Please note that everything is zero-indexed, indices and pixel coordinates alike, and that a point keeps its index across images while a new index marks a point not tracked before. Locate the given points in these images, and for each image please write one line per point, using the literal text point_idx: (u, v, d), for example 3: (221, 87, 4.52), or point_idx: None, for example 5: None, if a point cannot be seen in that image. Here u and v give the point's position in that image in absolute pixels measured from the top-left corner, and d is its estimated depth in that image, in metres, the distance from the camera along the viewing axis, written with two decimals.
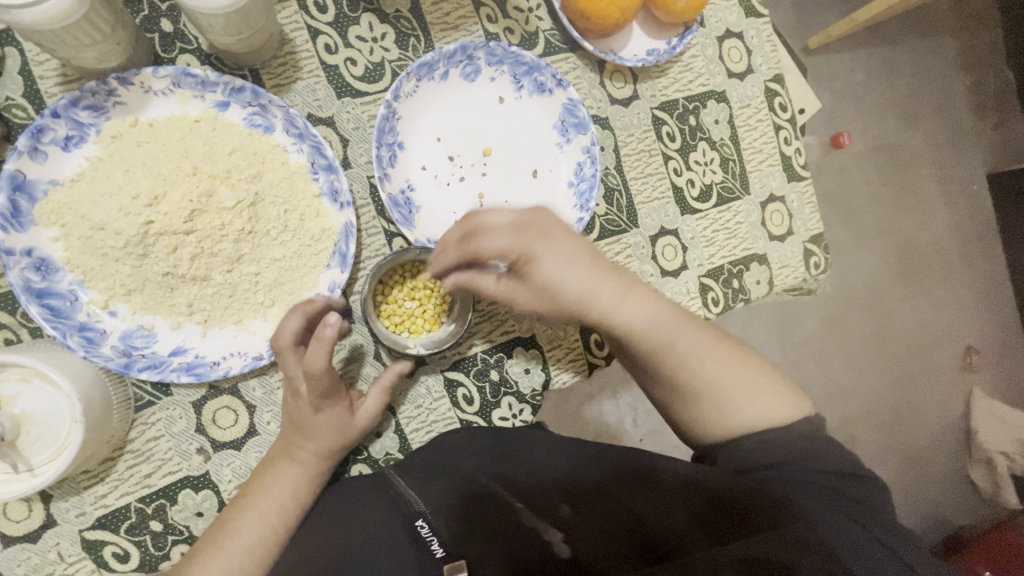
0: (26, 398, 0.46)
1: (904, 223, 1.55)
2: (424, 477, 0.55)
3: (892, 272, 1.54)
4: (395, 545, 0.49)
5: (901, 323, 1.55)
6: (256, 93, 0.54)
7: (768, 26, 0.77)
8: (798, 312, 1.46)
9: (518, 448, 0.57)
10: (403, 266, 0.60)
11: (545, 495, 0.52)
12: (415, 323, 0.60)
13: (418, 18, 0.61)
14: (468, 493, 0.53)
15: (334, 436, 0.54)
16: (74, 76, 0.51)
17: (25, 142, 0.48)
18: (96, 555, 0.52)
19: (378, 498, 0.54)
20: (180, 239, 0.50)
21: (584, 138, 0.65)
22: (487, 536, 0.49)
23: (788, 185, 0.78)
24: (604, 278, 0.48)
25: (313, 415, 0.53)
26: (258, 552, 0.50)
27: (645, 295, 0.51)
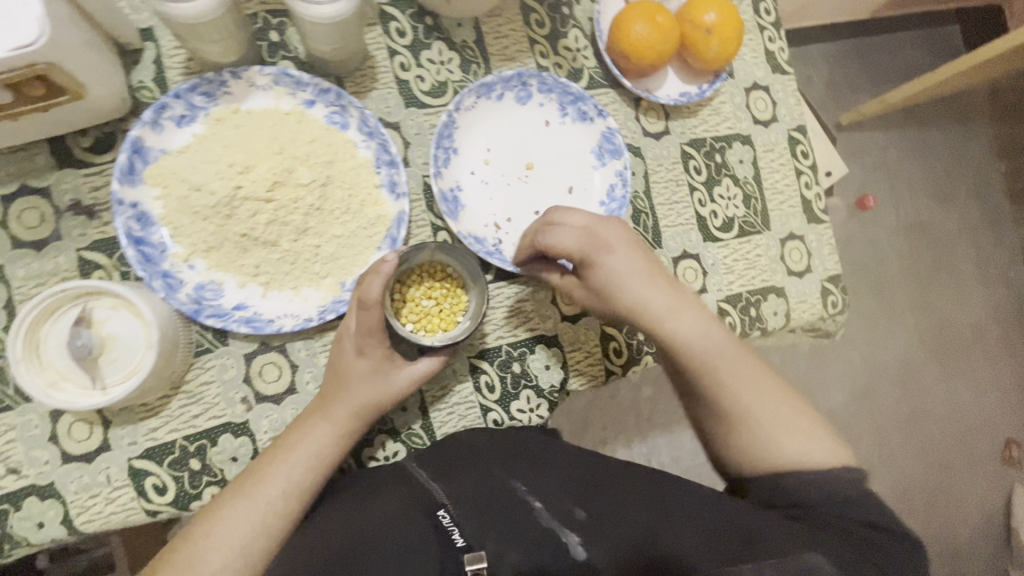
0: (113, 323, 0.52)
1: (931, 300, 1.55)
2: (448, 470, 0.59)
3: (922, 349, 1.53)
4: (414, 525, 0.52)
5: (932, 404, 1.52)
6: (340, 95, 0.63)
7: (793, 83, 0.84)
8: (821, 380, 1.47)
9: (538, 453, 0.62)
10: (422, 268, 0.65)
11: (563, 502, 0.55)
12: (431, 321, 0.65)
13: (481, 49, 0.71)
14: (492, 492, 0.56)
15: (371, 388, 0.59)
16: (195, 69, 0.62)
17: (150, 114, 0.58)
18: (139, 484, 0.57)
19: (399, 484, 0.58)
20: (260, 206, 0.59)
21: (617, 162, 0.72)
22: (504, 533, 0.51)
23: (808, 226, 0.83)
24: (654, 284, 0.60)
25: (354, 358, 0.59)
26: (280, 503, 0.55)
27: (694, 306, 0.61)
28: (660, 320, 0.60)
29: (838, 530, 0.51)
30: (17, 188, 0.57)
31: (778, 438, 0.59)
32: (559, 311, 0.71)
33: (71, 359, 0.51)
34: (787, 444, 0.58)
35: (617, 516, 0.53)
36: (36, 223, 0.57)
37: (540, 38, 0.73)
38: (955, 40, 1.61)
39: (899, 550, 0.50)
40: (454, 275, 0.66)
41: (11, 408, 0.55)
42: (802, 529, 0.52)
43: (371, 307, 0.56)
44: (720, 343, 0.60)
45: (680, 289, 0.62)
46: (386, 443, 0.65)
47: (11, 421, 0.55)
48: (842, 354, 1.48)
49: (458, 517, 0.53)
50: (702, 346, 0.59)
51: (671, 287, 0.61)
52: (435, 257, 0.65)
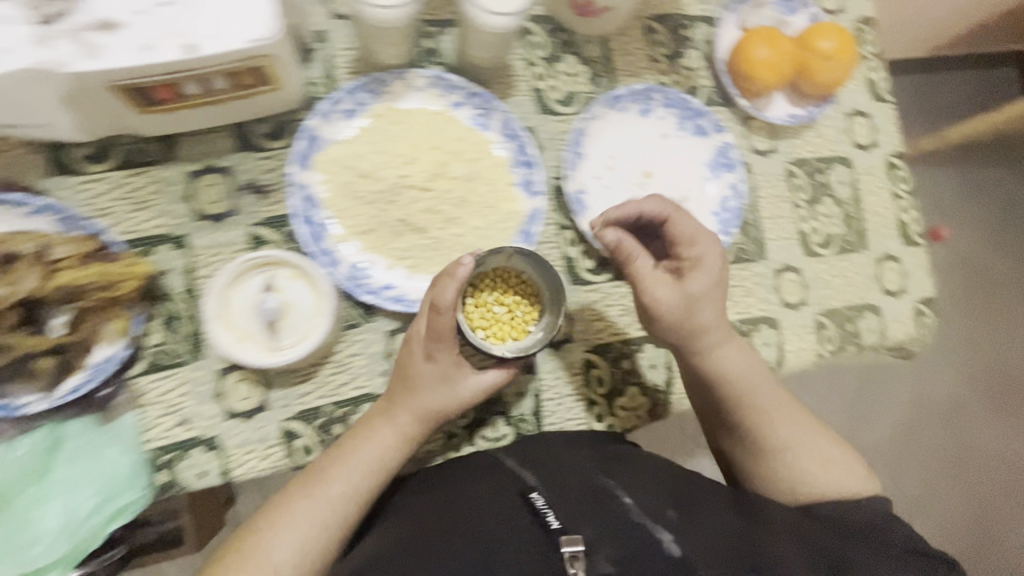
0: (291, 291, 0.58)
1: (985, 341, 1.54)
2: (540, 465, 0.62)
3: (972, 390, 1.52)
4: (509, 516, 0.55)
5: (981, 445, 1.51)
6: (487, 99, 0.69)
7: (894, 110, 0.87)
8: (871, 415, 1.46)
9: (624, 457, 0.64)
10: (495, 272, 0.67)
11: (652, 503, 0.56)
12: (502, 327, 0.66)
13: (608, 64, 0.76)
14: (584, 487, 0.58)
15: (438, 394, 0.61)
16: (360, 68, 0.68)
17: (326, 106, 0.64)
18: (290, 443, 0.61)
19: (488, 479, 0.61)
20: (419, 194, 0.65)
21: (731, 176, 0.77)
22: (600, 525, 0.52)
23: (904, 248, 0.85)
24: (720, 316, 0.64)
25: (423, 362, 0.60)
26: (341, 503, 0.58)
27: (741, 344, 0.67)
28: (711, 355, 0.64)
29: (894, 552, 0.55)
30: (204, 165, 0.63)
31: (797, 461, 0.65)
32: None
33: (252, 323, 0.57)
34: (816, 472, 0.65)
35: (706, 521, 0.55)
36: (218, 198, 0.63)
37: (662, 56, 0.78)
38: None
39: (946, 570, 0.54)
40: (528, 284, 0.67)
41: (185, 363, 0.60)
42: (875, 555, 0.53)
43: (443, 312, 0.57)
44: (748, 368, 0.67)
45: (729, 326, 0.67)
46: (500, 425, 0.69)
47: (184, 376, 0.60)
48: (892, 387, 1.48)
49: (551, 502, 0.55)
50: (742, 371, 0.66)
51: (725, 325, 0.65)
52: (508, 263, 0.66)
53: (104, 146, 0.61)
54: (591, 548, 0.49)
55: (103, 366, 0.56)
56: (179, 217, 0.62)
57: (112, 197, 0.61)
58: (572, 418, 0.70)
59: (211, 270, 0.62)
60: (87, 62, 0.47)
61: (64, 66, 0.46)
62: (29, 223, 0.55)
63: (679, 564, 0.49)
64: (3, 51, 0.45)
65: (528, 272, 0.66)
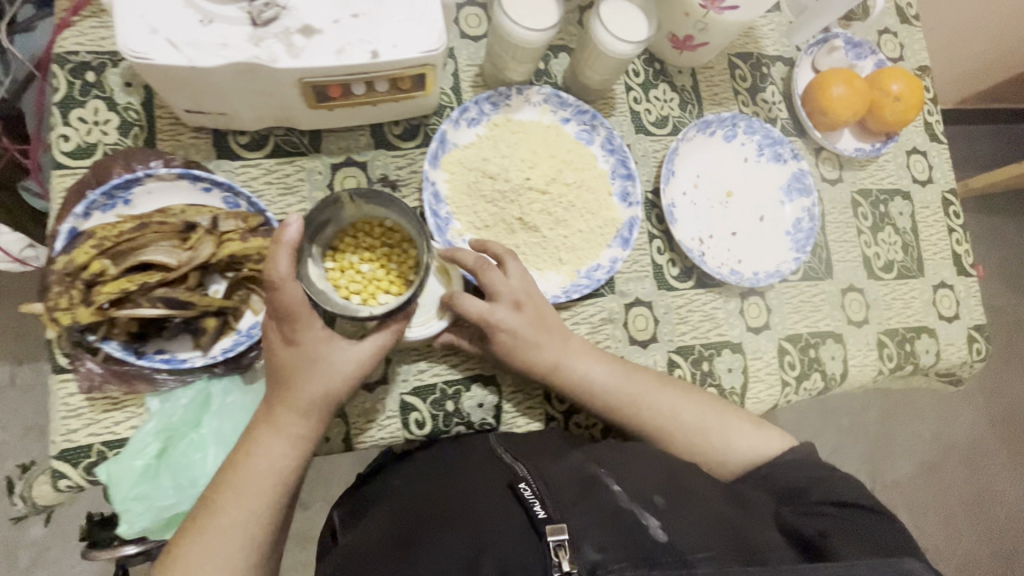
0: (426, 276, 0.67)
1: (1005, 386, 1.59)
2: (525, 456, 0.59)
3: (992, 434, 1.56)
4: (500, 504, 0.53)
5: (999, 491, 1.54)
6: (594, 117, 0.76)
7: (948, 152, 0.95)
8: (893, 453, 1.50)
9: (613, 447, 0.62)
10: (351, 229, 0.62)
11: (638, 489, 0.53)
12: (379, 285, 0.63)
13: (695, 93, 0.84)
14: (570, 473, 0.55)
15: (309, 379, 0.55)
16: (482, 84, 0.76)
17: (456, 115, 0.71)
18: (405, 416, 0.67)
19: (478, 469, 0.59)
20: (537, 196, 0.71)
21: (805, 200, 0.83)
22: (586, 508, 0.50)
23: (957, 278, 0.91)
24: (548, 339, 0.65)
25: (285, 347, 0.55)
26: (250, 523, 0.53)
27: (583, 350, 0.67)
28: (570, 368, 0.65)
29: (854, 516, 0.53)
30: (343, 159, 0.70)
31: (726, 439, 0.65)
32: (745, 322, 0.80)
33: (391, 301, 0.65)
34: (714, 439, 0.65)
35: (690, 509, 0.51)
36: None
37: (743, 90, 0.86)
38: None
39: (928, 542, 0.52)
40: (391, 232, 0.63)
41: None
42: (851, 533, 0.51)
43: (285, 287, 0.52)
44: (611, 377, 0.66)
45: (566, 337, 0.66)
46: (590, 415, 0.72)
47: None
48: (912, 425, 1.52)
49: (542, 492, 0.51)
50: (602, 382, 0.66)
51: (554, 333, 0.65)
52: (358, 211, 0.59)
53: (260, 136, 0.68)
54: (577, 539, 0.46)
55: (252, 331, 0.61)
56: None
57: (263, 181, 0.67)
58: None
59: None
60: (289, 60, 0.54)
61: (272, 62, 0.53)
62: (203, 197, 0.61)
63: (662, 551, 0.46)
64: (223, 46, 0.52)
65: (387, 219, 0.61)
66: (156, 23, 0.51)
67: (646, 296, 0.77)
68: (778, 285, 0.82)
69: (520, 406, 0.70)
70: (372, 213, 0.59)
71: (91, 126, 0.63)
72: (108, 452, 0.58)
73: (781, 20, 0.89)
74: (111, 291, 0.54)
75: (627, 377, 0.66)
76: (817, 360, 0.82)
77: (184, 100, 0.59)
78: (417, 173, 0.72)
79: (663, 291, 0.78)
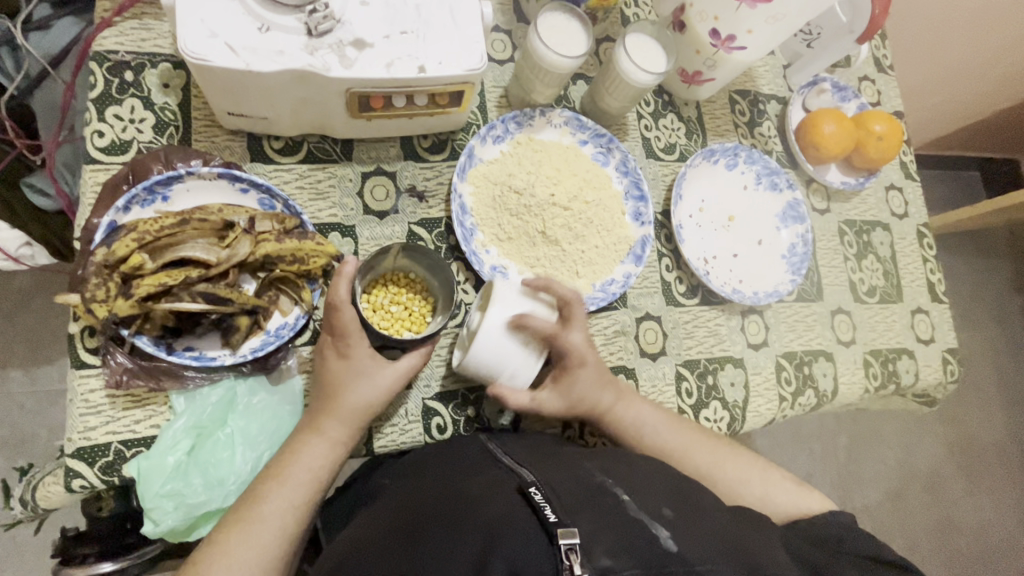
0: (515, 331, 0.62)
1: (967, 415, 1.67)
2: (534, 460, 0.55)
3: (954, 461, 1.64)
4: (504, 500, 0.47)
5: (961, 516, 1.61)
6: (610, 141, 0.80)
7: (921, 189, 1.04)
8: (862, 478, 1.57)
9: (628, 455, 0.58)
10: (382, 276, 0.65)
11: (646, 499, 0.48)
12: (403, 323, 0.64)
13: (700, 124, 0.90)
14: (580, 478, 0.50)
15: (357, 389, 0.58)
16: (506, 105, 0.80)
17: (484, 131, 0.75)
18: (427, 420, 0.68)
19: (482, 468, 0.54)
20: (559, 211, 0.74)
21: (799, 227, 0.89)
22: (595, 515, 0.44)
23: (932, 304, 0.99)
24: (607, 387, 0.67)
25: (336, 360, 0.59)
26: (276, 525, 0.53)
27: (639, 399, 0.70)
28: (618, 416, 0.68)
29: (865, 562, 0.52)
30: (373, 168, 0.72)
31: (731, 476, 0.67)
32: (746, 339, 0.84)
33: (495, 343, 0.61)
34: (749, 485, 0.67)
35: (702, 522, 0.47)
36: (382, 198, 0.72)
37: (742, 123, 0.93)
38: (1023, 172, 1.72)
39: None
40: (415, 278, 0.66)
41: None
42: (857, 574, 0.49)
43: (343, 307, 0.57)
44: (662, 424, 0.68)
45: (625, 385, 0.69)
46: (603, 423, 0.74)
47: None
48: (878, 451, 1.59)
49: (548, 493, 0.46)
50: (654, 430, 0.68)
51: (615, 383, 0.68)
52: (397, 262, 0.64)
53: (294, 142, 0.69)
54: (589, 544, 0.40)
55: (281, 332, 0.61)
56: (349, 210, 0.70)
57: (294, 186, 0.69)
58: None
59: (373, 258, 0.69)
60: (341, 70, 0.56)
61: (325, 71, 0.56)
62: (240, 197, 0.62)
63: (676, 566, 0.41)
64: (279, 53, 0.55)
65: (415, 267, 0.65)
66: (216, 28, 0.54)
67: (656, 311, 0.81)
68: (775, 305, 0.88)
69: (539, 413, 0.72)
70: (410, 265, 0.65)
71: (127, 124, 0.64)
72: (127, 451, 0.57)
73: (775, 62, 0.97)
74: (151, 285, 0.54)
75: (675, 427, 0.69)
76: (811, 378, 0.87)
77: (230, 103, 0.61)
78: (444, 185, 0.74)
79: (671, 307, 0.81)
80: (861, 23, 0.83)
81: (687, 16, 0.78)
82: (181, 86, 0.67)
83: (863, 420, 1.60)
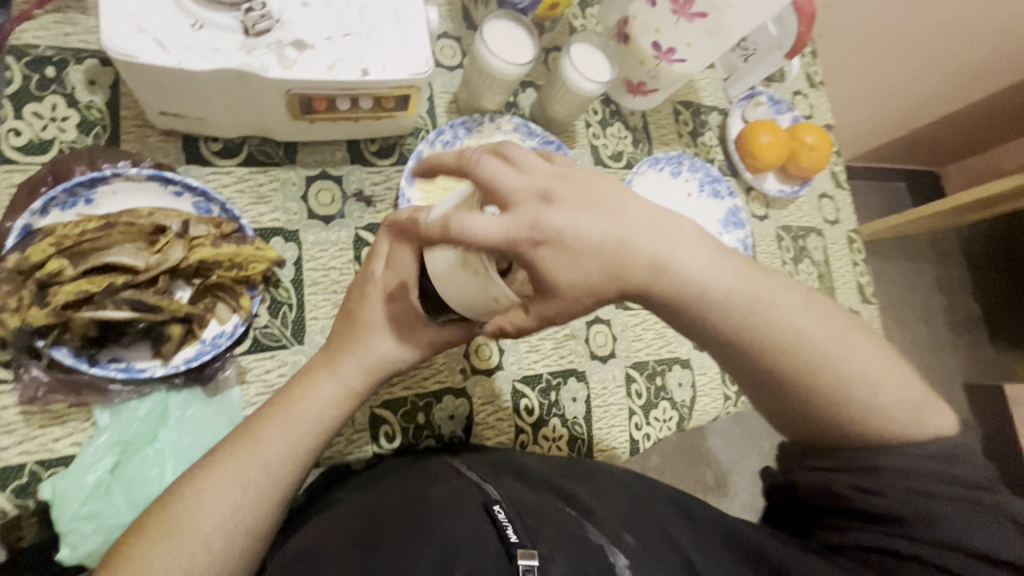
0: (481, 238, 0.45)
1: None
2: (502, 480, 0.55)
3: None
4: (467, 521, 0.46)
5: None
6: (559, 147, 0.81)
7: (850, 198, 1.10)
8: None
9: (592, 478, 0.58)
10: None
11: (611, 526, 0.48)
12: None
13: (645, 133, 0.93)
14: (545, 504, 0.49)
15: (388, 344, 0.54)
16: (456, 110, 0.80)
17: (432, 136, 0.74)
18: (375, 429, 0.67)
19: (446, 485, 0.52)
20: None
21: (740, 232, 0.93)
22: (558, 540, 0.44)
23: (862, 305, 1.05)
24: (604, 214, 0.42)
25: (379, 305, 0.54)
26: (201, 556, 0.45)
27: (692, 237, 0.45)
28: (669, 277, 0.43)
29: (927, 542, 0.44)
30: (318, 172, 0.70)
31: (885, 404, 0.47)
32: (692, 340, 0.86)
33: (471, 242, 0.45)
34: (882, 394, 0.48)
35: (664, 546, 0.47)
36: (328, 202, 0.70)
37: (685, 133, 0.97)
38: (943, 183, 1.85)
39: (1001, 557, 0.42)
40: None
41: (286, 346, 0.63)
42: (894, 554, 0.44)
43: (406, 242, 0.51)
44: (725, 278, 0.44)
45: (654, 216, 0.44)
46: (555, 427, 0.75)
47: (283, 358, 0.63)
48: None
49: (513, 516, 0.45)
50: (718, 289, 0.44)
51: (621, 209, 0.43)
52: None
53: (233, 145, 0.67)
54: (545, 564, 0.40)
55: (217, 340, 0.59)
56: (293, 214, 0.68)
57: (233, 189, 0.66)
58: (618, 424, 0.78)
59: (317, 264, 0.67)
60: (280, 71, 0.55)
61: (263, 71, 0.55)
62: (173, 201, 0.60)
63: None
64: (214, 52, 0.53)
65: None
66: (145, 23, 0.52)
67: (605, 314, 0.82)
68: None
69: (491, 419, 0.72)
70: None
71: (48, 122, 0.61)
72: (43, 472, 0.53)
73: (716, 76, 1.02)
74: (70, 293, 0.51)
75: (745, 283, 0.45)
76: None
77: (162, 102, 0.58)
78: (392, 190, 0.73)
79: (620, 310, 0.83)
80: (789, 40, 0.88)
81: (631, 28, 0.80)
82: (109, 84, 0.63)
83: None
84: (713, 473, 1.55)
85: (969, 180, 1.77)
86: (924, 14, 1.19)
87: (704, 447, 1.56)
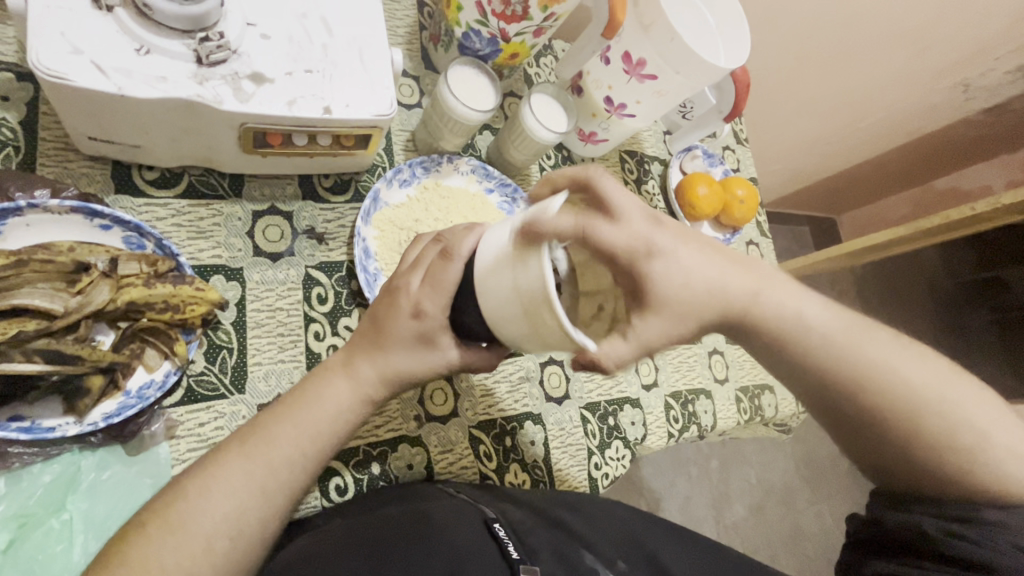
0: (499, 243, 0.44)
1: (809, 435, 1.91)
2: (502, 500, 0.60)
3: (800, 477, 1.85)
4: (473, 536, 0.50)
5: (809, 525, 1.81)
6: (515, 190, 0.81)
7: (772, 245, 1.20)
8: (731, 496, 1.73)
9: (575, 500, 0.64)
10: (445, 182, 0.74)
11: (604, 553, 0.54)
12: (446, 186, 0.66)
13: None
14: (543, 525, 0.55)
15: (413, 358, 0.50)
16: (413, 150, 0.79)
17: (390, 174, 0.72)
18: (325, 483, 0.62)
19: (450, 500, 0.56)
20: None
21: None
22: (557, 561, 0.50)
23: None
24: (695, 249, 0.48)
25: (410, 321, 0.49)
26: None
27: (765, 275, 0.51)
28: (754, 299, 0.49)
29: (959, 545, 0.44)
30: (266, 207, 0.66)
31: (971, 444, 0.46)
32: (640, 380, 0.89)
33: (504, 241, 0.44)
34: (946, 407, 0.48)
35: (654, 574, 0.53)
36: (276, 238, 0.66)
37: (630, 180, 1.02)
38: (840, 229, 2.07)
39: None
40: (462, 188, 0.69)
41: (224, 396, 0.58)
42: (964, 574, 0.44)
43: (454, 259, 0.47)
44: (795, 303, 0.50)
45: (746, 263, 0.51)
46: (514, 473, 0.74)
47: (220, 409, 0.57)
48: (742, 471, 1.77)
49: (513, 535, 0.51)
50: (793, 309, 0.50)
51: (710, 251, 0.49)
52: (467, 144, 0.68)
53: (171, 174, 0.62)
54: None
55: (144, 393, 0.52)
56: (237, 250, 0.63)
57: (170, 223, 0.61)
58: (577, 463, 0.79)
59: (262, 304, 0.63)
60: (235, 103, 0.52)
61: (215, 103, 0.51)
62: (99, 235, 0.54)
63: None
64: (161, 79, 0.49)
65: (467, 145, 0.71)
66: (81, 44, 0.47)
67: (558, 354, 0.83)
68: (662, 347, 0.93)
69: (451, 466, 0.70)
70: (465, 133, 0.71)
71: None
72: None
73: (658, 129, 1.10)
74: None
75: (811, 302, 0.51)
76: (694, 416, 0.93)
77: (92, 128, 0.53)
78: (346, 228, 0.70)
79: None
80: (728, 105, 0.94)
81: (584, 82, 0.85)
82: (25, 101, 0.57)
83: (729, 444, 1.77)
84: (646, 502, 1.59)
85: (861, 227, 1.99)
86: (827, 85, 1.34)
87: (638, 477, 1.60)
